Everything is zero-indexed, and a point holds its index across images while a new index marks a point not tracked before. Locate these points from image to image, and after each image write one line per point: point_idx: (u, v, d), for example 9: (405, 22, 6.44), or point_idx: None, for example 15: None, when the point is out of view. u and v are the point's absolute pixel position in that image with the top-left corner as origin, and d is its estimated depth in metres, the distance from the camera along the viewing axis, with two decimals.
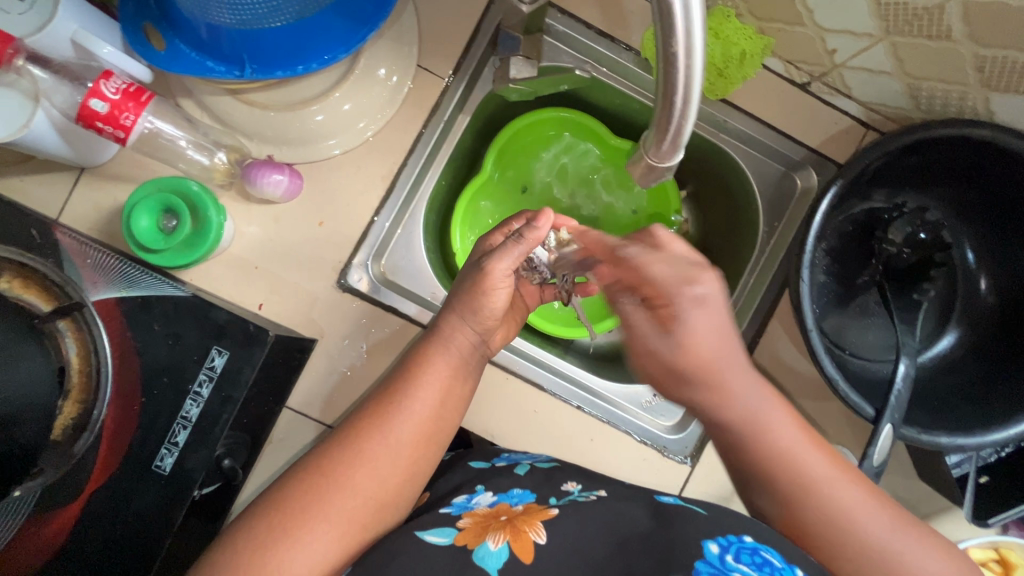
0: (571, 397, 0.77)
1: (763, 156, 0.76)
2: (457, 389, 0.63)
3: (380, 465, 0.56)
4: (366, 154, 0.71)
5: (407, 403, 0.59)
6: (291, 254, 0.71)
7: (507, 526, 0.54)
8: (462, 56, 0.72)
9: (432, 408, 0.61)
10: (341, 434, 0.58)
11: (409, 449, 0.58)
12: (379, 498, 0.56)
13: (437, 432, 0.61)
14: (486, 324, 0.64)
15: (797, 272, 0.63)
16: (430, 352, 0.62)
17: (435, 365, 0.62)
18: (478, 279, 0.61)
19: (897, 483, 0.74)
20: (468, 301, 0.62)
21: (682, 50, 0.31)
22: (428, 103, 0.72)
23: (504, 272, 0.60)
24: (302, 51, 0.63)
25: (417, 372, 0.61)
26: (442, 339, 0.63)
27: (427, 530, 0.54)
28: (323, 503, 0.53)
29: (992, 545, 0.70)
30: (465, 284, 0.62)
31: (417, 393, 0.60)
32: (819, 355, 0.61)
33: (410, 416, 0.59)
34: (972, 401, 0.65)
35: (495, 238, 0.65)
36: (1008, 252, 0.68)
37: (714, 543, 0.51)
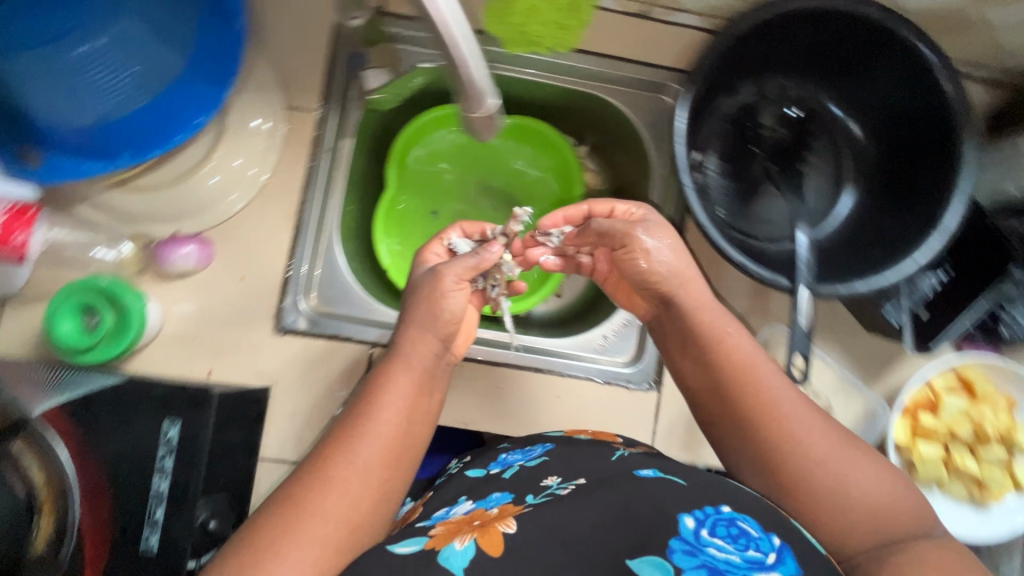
0: (526, 362, 0.79)
1: (633, 87, 0.79)
2: (424, 404, 0.64)
3: (351, 486, 0.56)
4: (264, 201, 0.74)
5: (374, 422, 0.59)
6: (223, 316, 0.73)
7: (476, 527, 0.53)
8: (326, 87, 0.75)
9: (398, 423, 0.60)
10: (301, 465, 0.58)
11: (381, 468, 0.58)
12: (352, 521, 0.55)
13: (404, 450, 0.61)
14: (445, 330, 0.66)
15: (680, 180, 0.65)
16: (392, 368, 0.63)
17: (397, 376, 0.63)
18: (432, 285, 0.65)
19: (849, 343, 0.77)
20: (423, 309, 0.65)
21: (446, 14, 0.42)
22: (308, 138, 0.75)
23: (455, 279, 0.65)
24: (171, 124, 0.66)
25: (381, 390, 0.62)
26: (405, 354, 0.64)
27: (397, 542, 0.53)
28: (296, 527, 0.52)
29: (951, 369, 0.72)
30: (420, 292, 0.65)
31: (379, 411, 0.60)
32: (722, 246, 0.64)
33: (376, 435, 0.59)
34: (883, 243, 0.68)
35: (433, 247, 0.72)
36: (868, 102, 0.73)
37: (689, 517, 0.50)
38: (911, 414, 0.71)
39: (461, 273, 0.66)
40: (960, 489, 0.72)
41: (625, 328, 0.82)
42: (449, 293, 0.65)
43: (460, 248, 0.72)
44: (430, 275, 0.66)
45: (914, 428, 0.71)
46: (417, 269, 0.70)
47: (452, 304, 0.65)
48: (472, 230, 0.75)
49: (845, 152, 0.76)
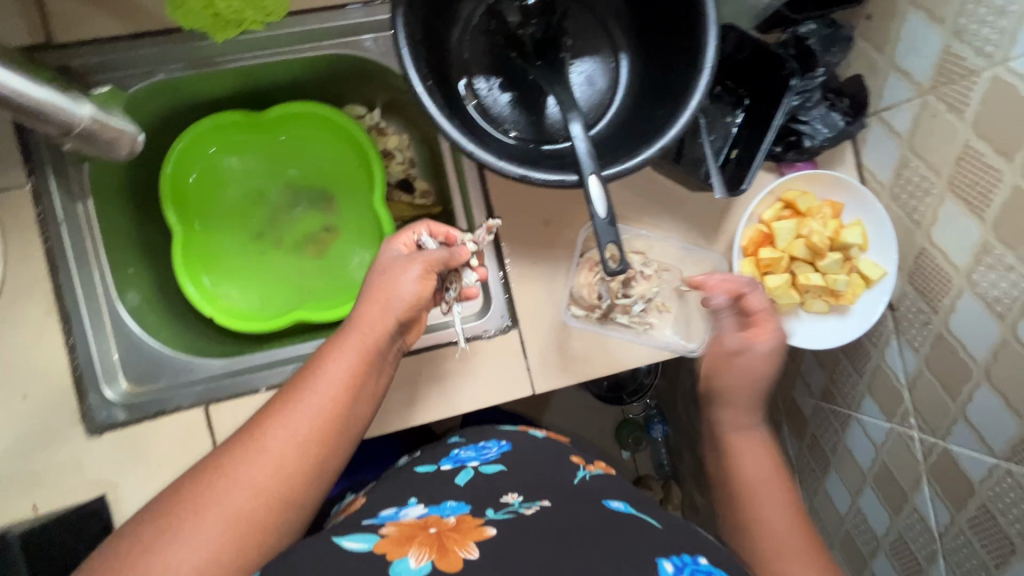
0: None
1: (371, 34, 0.74)
2: (372, 380, 0.61)
3: (283, 458, 0.53)
4: (11, 306, 0.64)
5: (314, 394, 0.57)
6: (22, 445, 0.64)
7: (432, 542, 0.49)
8: (25, 152, 0.65)
9: (320, 408, 0.56)
10: (230, 440, 0.55)
11: (316, 444, 0.55)
12: (278, 494, 0.53)
13: (332, 441, 0.57)
14: (407, 315, 0.62)
15: (427, 113, 0.58)
16: (346, 333, 0.60)
17: (346, 349, 0.59)
18: (399, 263, 0.62)
19: (685, 208, 0.75)
20: (383, 286, 0.61)
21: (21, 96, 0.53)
22: (30, 217, 0.65)
23: (422, 276, 0.62)
24: None
25: (329, 356, 0.59)
26: (359, 320, 0.60)
27: (347, 536, 0.50)
28: (195, 514, 0.49)
29: (774, 197, 0.73)
30: (389, 266, 0.62)
31: (307, 393, 0.57)
32: (498, 165, 0.59)
33: (297, 420, 0.55)
34: (661, 100, 0.65)
35: (401, 237, 0.65)
36: None
37: (667, 562, 0.46)
38: (750, 253, 0.72)
39: (430, 262, 0.62)
40: (819, 304, 0.73)
41: None
42: (409, 278, 0.61)
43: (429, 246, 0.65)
44: (398, 258, 0.63)
45: (757, 264, 0.72)
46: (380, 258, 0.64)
47: (406, 291, 0.61)
48: (440, 230, 0.66)
49: (605, 22, 0.72)
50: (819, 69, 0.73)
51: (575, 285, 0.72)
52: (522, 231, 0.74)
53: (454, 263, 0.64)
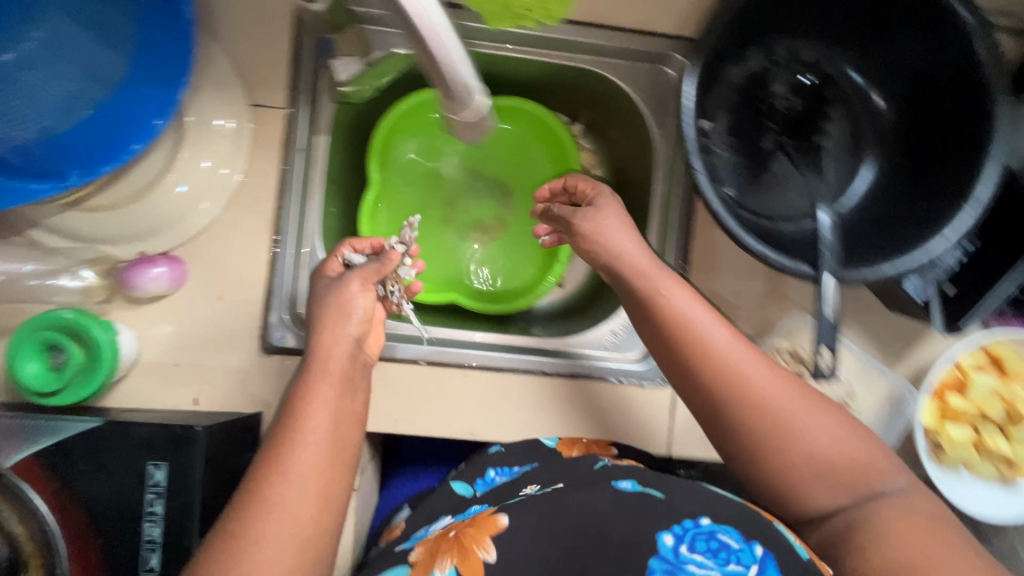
0: (529, 364, 0.74)
1: (630, 61, 0.72)
2: (354, 409, 0.55)
3: (291, 510, 0.48)
4: (237, 212, 0.68)
5: (308, 431, 0.51)
6: (203, 339, 0.68)
7: (453, 546, 0.51)
8: (292, 77, 0.68)
9: (328, 430, 0.52)
10: (242, 487, 0.49)
11: (320, 483, 0.50)
12: (302, 549, 0.47)
13: (340, 450, 0.52)
14: (363, 330, 0.58)
15: (689, 162, 0.60)
16: (311, 377, 0.54)
17: (318, 395, 0.53)
18: (338, 292, 0.58)
19: (875, 323, 0.73)
20: (335, 311, 0.57)
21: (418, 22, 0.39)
22: (278, 138, 0.68)
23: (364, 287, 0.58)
24: (116, 136, 0.58)
25: (305, 397, 0.53)
26: (324, 356, 0.55)
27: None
28: (245, 561, 0.45)
29: (979, 347, 0.68)
30: (328, 299, 0.58)
31: (311, 415, 0.52)
32: (738, 234, 0.58)
33: (313, 437, 0.51)
34: (908, 214, 0.62)
35: (329, 263, 0.62)
36: (889, 63, 0.66)
37: (668, 533, 0.48)
38: (939, 397, 0.68)
39: (366, 274, 0.59)
40: (988, 467, 0.68)
41: None
42: (353, 298, 0.58)
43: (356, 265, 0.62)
44: (331, 283, 0.59)
45: (944, 410, 0.67)
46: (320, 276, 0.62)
47: (359, 309, 0.58)
48: (362, 243, 0.63)
49: (862, 118, 0.71)
50: None
51: None
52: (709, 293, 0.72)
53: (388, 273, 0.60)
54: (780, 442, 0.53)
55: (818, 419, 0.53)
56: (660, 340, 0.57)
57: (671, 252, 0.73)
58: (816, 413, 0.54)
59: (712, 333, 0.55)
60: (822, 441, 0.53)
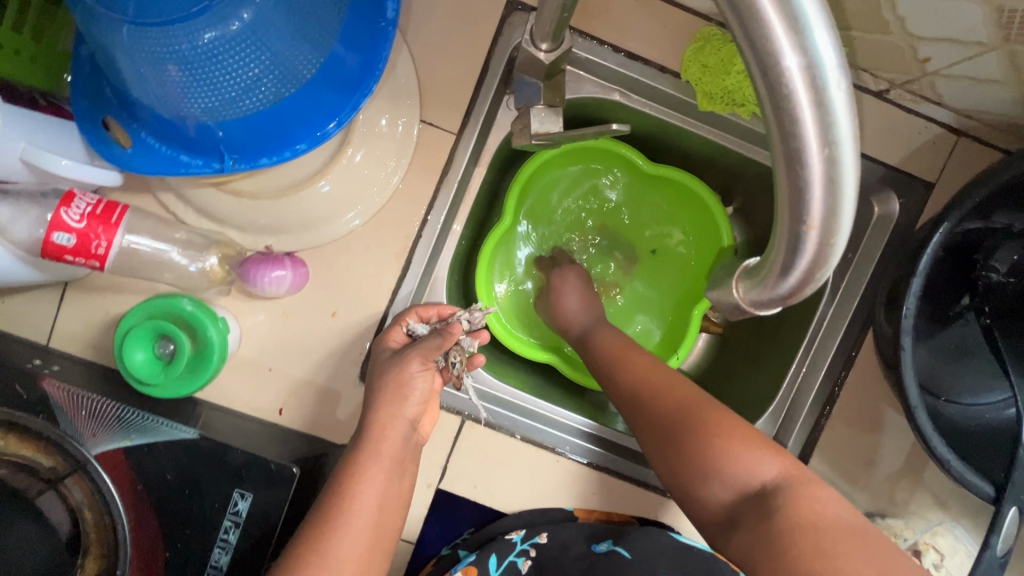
0: (585, 454, 0.68)
1: None
2: (398, 489, 0.55)
3: None
4: (376, 230, 0.62)
5: (350, 514, 0.51)
6: (305, 350, 0.64)
7: None
8: (471, 106, 0.61)
9: (373, 516, 0.52)
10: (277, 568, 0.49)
11: (359, 563, 0.51)
12: None
13: (381, 537, 0.53)
14: (419, 411, 0.57)
15: (897, 337, 0.52)
16: (360, 458, 0.53)
17: (365, 476, 0.53)
18: (397, 369, 0.56)
19: None
20: (388, 388, 0.55)
21: (818, 223, 0.26)
22: (439, 163, 0.62)
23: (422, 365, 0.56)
24: (285, 132, 0.54)
25: (353, 478, 0.52)
26: (373, 439, 0.54)
27: None
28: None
29: None
30: (384, 377, 0.56)
31: (358, 500, 0.52)
32: (928, 434, 0.51)
33: (353, 525, 0.51)
34: None
35: (393, 334, 0.59)
36: None
37: None
38: None
39: (426, 353, 0.56)
40: None
41: None
42: (412, 379, 0.55)
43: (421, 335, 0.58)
44: (392, 359, 0.56)
45: None
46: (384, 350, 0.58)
47: (419, 389, 0.56)
48: (429, 314, 0.60)
49: None
50: None
51: None
52: (837, 452, 0.66)
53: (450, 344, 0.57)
54: (705, 438, 0.51)
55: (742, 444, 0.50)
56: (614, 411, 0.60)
57: (812, 397, 0.66)
58: (745, 441, 0.50)
59: (661, 395, 0.56)
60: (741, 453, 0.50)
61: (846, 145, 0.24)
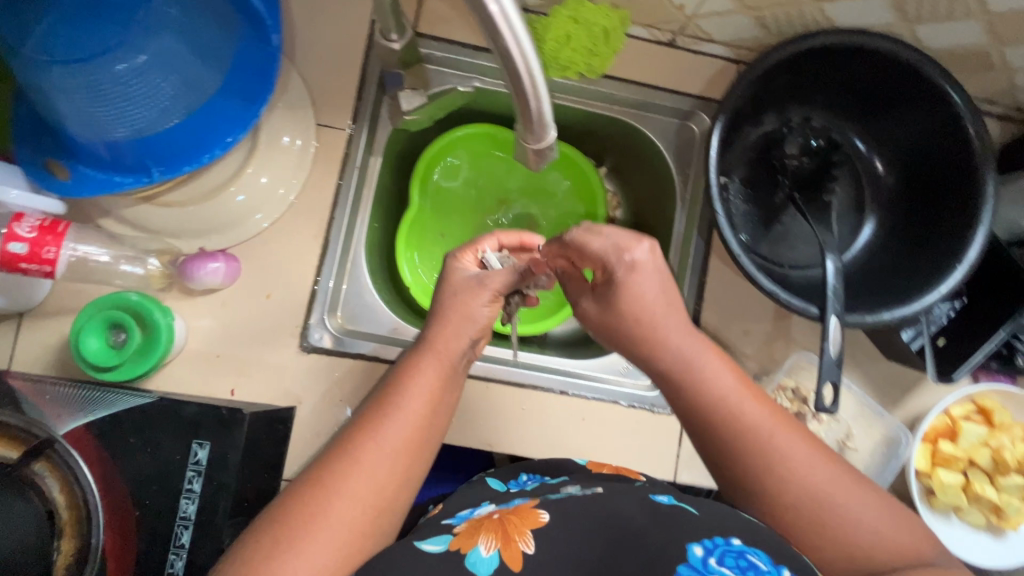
0: (553, 384, 0.76)
1: (657, 114, 0.81)
2: (446, 397, 0.57)
3: (378, 472, 0.50)
4: (293, 219, 0.73)
5: (402, 409, 0.53)
6: (248, 333, 0.72)
7: (497, 528, 0.48)
8: (356, 105, 0.75)
9: (420, 413, 0.54)
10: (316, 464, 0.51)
11: (406, 454, 0.52)
12: (378, 504, 0.50)
13: (429, 434, 0.55)
14: (478, 337, 0.59)
15: (711, 206, 0.67)
16: (414, 359, 0.56)
17: (422, 375, 0.55)
18: (467, 293, 0.59)
19: (870, 370, 0.78)
20: (451, 316, 0.58)
21: (513, 48, 0.41)
22: (338, 155, 0.75)
23: (493, 295, 0.59)
24: (201, 142, 0.66)
25: (406, 375, 0.55)
26: (428, 345, 0.57)
27: (425, 539, 0.49)
28: (311, 525, 0.46)
29: (968, 398, 0.73)
30: (451, 295, 0.59)
31: (406, 396, 0.54)
32: (754, 275, 0.65)
33: (404, 418, 0.53)
34: (902, 276, 0.69)
35: (467, 255, 0.63)
36: (891, 135, 0.74)
37: (697, 546, 0.44)
38: (929, 441, 0.72)
39: (501, 289, 0.59)
40: (978, 516, 0.72)
41: None
42: (479, 305, 0.58)
43: (493, 263, 0.63)
44: (466, 283, 0.59)
45: (933, 454, 0.72)
46: (453, 268, 0.62)
47: (482, 317, 0.59)
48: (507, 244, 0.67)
49: (865, 181, 0.78)
50: None
51: None
52: (719, 330, 0.78)
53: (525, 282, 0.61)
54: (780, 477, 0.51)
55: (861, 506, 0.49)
56: (711, 450, 0.55)
57: (687, 291, 0.79)
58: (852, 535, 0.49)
59: (799, 464, 0.51)
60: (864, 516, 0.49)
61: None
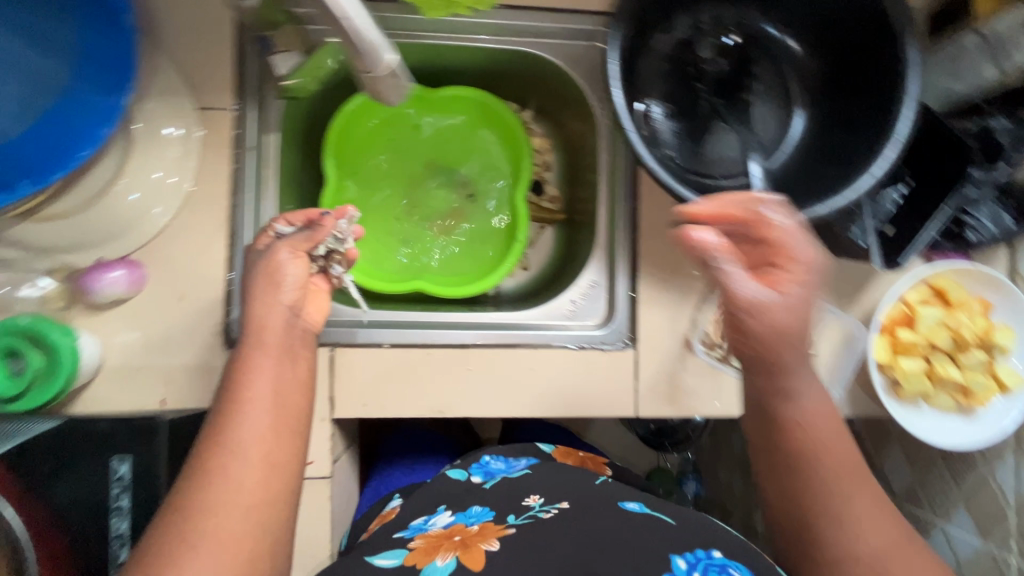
0: (499, 338, 0.73)
1: (564, 39, 0.76)
2: (290, 375, 0.57)
3: (239, 474, 0.49)
4: (192, 213, 0.69)
5: (245, 405, 0.52)
6: (166, 340, 0.69)
7: (458, 545, 0.56)
8: (238, 82, 0.70)
9: (268, 400, 0.53)
10: (183, 474, 0.50)
11: (263, 445, 0.51)
12: (252, 503, 0.49)
13: (283, 417, 0.54)
14: (296, 295, 0.60)
15: (621, 125, 0.60)
16: (245, 353, 0.56)
17: (257, 368, 0.55)
18: (266, 264, 0.59)
19: (820, 271, 0.75)
20: (260, 283, 0.58)
21: None
22: (227, 138, 0.70)
23: (291, 254, 0.60)
24: (65, 146, 0.60)
25: (241, 373, 0.54)
26: (251, 331, 0.57)
27: (378, 554, 0.57)
28: (197, 531, 0.46)
29: (923, 281, 0.70)
30: (256, 272, 0.59)
31: (249, 389, 0.53)
32: (677, 190, 0.60)
33: (249, 411, 0.52)
34: (834, 165, 0.66)
35: (260, 239, 0.62)
36: (806, 18, 0.69)
37: (681, 560, 0.52)
38: (888, 332, 0.70)
39: (293, 244, 0.60)
40: (945, 399, 0.71)
41: (592, 291, 0.78)
42: (283, 269, 0.59)
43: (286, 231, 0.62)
44: (262, 254, 0.60)
45: (893, 344, 0.70)
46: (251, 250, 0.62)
47: (291, 276, 0.59)
48: (297, 217, 0.63)
49: (788, 74, 0.73)
50: (1002, 163, 0.68)
51: (704, 322, 0.73)
52: (659, 257, 0.74)
53: (321, 234, 0.61)
54: (827, 488, 0.54)
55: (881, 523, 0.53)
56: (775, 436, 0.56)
57: (620, 219, 0.76)
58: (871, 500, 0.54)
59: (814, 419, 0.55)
60: (875, 540, 0.52)
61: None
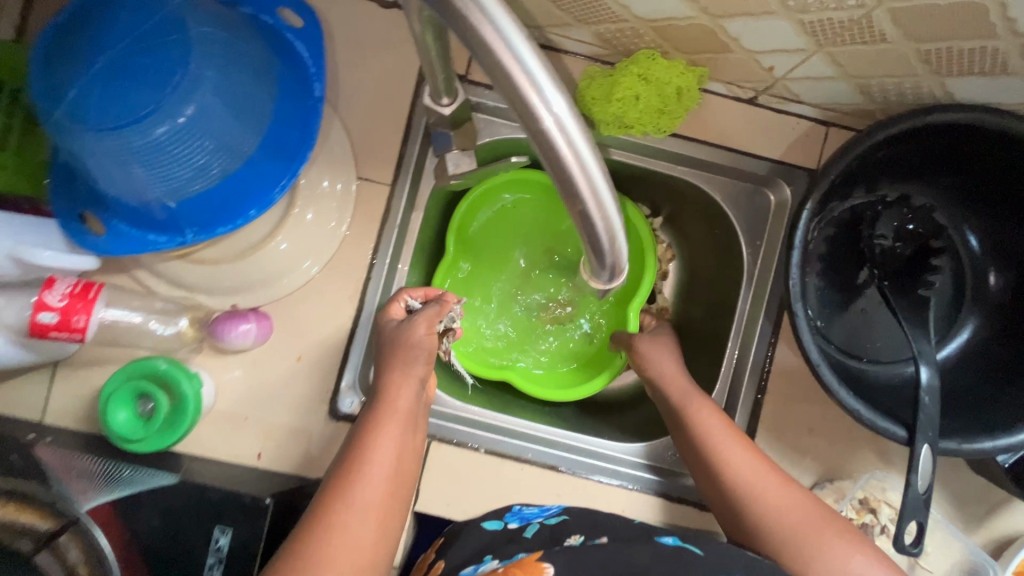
0: (592, 470, 0.71)
1: (729, 178, 0.73)
2: (413, 443, 0.58)
3: (358, 535, 0.50)
4: (329, 277, 0.70)
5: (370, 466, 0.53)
6: (276, 396, 0.69)
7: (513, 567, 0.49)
8: (400, 158, 0.70)
9: (390, 465, 0.54)
10: (304, 516, 0.51)
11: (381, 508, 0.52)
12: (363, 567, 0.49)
13: (399, 486, 0.55)
14: (427, 369, 0.60)
15: (788, 310, 0.58)
16: (376, 415, 0.57)
17: (387, 432, 0.56)
18: (403, 333, 0.59)
19: (952, 482, 0.69)
20: (395, 348, 0.59)
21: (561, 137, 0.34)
22: (378, 211, 0.70)
23: (427, 330, 0.60)
24: (239, 202, 0.62)
25: (370, 433, 0.56)
26: (384, 397, 0.58)
27: None
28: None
29: None
30: (393, 339, 0.60)
31: (376, 450, 0.54)
32: (834, 388, 0.56)
33: (375, 472, 0.53)
34: (1005, 389, 0.60)
35: (391, 307, 0.63)
36: (1005, 222, 0.64)
37: None
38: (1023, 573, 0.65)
39: (428, 319, 0.60)
40: None
41: None
42: (416, 339, 0.59)
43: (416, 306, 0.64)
44: (398, 326, 0.60)
45: None
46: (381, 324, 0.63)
47: (426, 349, 0.60)
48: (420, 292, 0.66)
49: (967, 270, 0.68)
50: None
51: None
52: (780, 425, 0.70)
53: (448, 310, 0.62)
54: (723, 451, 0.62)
55: (785, 492, 0.58)
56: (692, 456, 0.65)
57: (747, 374, 0.72)
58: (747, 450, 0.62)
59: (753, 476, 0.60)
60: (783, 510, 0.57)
61: (558, 96, 0.33)
